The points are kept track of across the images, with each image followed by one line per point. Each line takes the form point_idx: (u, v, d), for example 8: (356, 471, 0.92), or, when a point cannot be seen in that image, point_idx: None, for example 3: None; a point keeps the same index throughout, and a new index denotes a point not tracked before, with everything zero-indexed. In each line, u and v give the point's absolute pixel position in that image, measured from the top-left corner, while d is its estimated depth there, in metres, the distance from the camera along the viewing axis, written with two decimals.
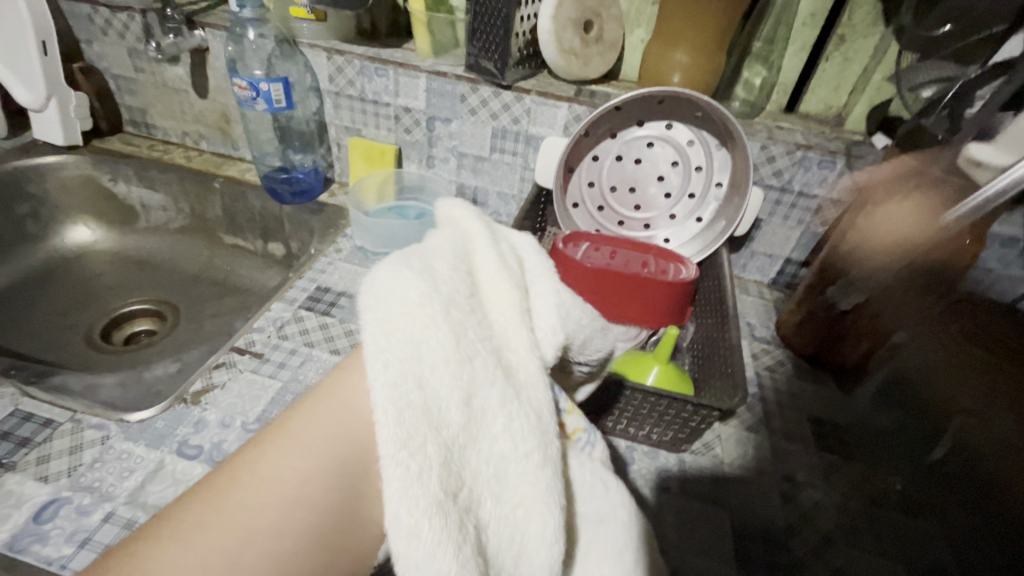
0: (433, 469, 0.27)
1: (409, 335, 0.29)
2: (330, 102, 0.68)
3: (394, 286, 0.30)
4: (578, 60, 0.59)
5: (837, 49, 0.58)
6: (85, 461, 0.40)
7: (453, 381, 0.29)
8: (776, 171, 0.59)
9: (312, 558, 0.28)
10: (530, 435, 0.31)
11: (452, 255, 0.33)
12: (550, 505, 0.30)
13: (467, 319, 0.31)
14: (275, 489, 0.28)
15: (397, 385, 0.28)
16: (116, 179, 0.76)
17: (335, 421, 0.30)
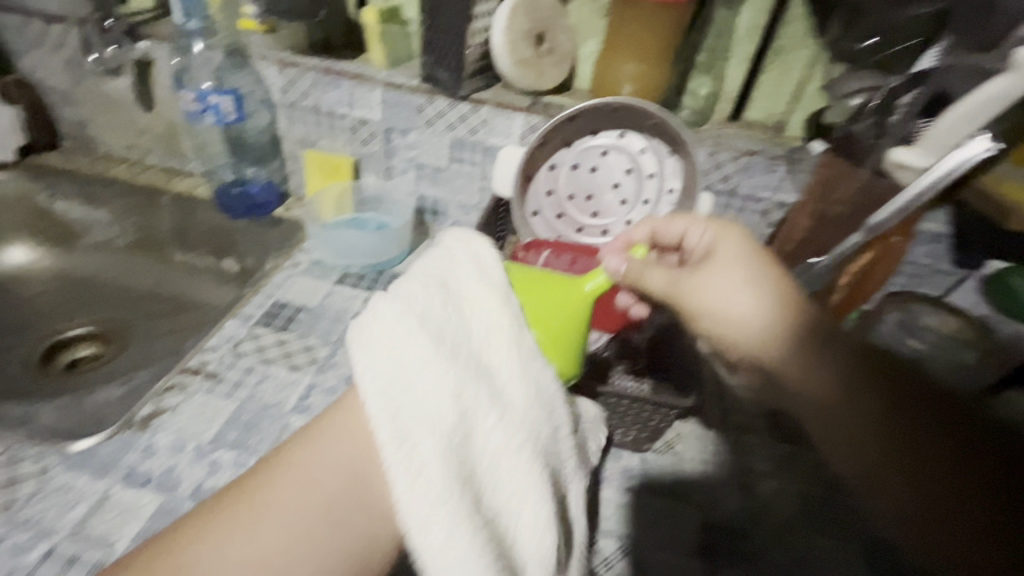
0: (441, 478, 0.30)
1: (396, 360, 0.32)
2: (283, 114, 0.67)
3: (377, 318, 0.33)
4: (532, 72, 0.61)
5: (775, 60, 0.62)
6: (22, 495, 0.37)
7: (445, 384, 0.32)
8: (724, 176, 0.61)
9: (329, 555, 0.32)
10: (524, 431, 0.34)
11: (427, 279, 0.35)
12: (540, 489, 0.34)
13: (446, 340, 0.33)
14: (301, 491, 0.33)
15: (393, 400, 0.31)
16: (54, 197, 0.72)
17: (337, 439, 0.34)
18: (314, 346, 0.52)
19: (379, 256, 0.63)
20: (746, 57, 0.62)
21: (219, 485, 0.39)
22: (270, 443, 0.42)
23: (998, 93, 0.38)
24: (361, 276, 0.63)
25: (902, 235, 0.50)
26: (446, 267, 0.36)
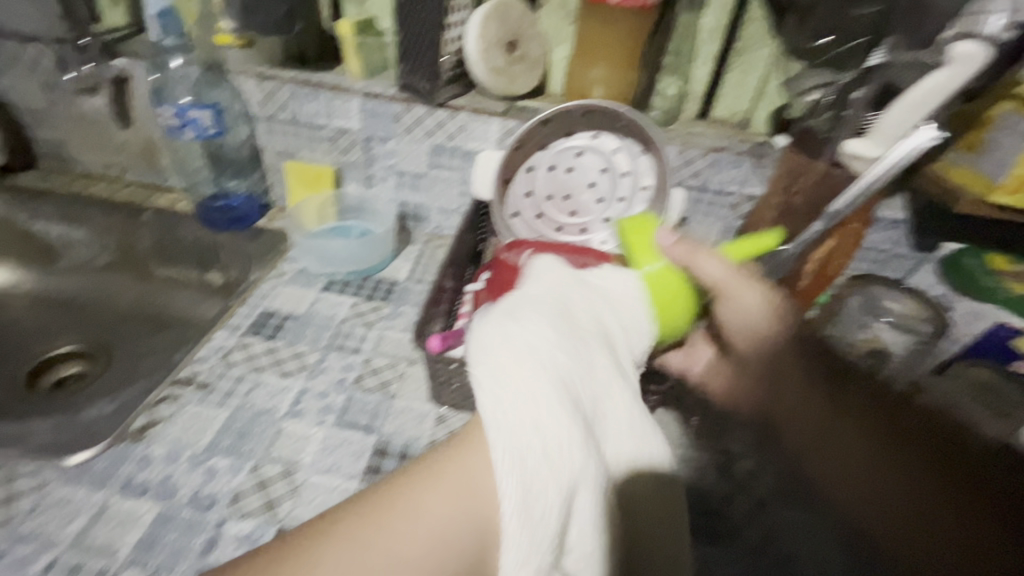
0: (530, 555, 0.29)
1: (523, 412, 0.29)
2: (263, 127, 0.68)
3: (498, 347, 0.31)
4: (505, 78, 0.63)
5: (737, 60, 0.65)
6: (23, 510, 0.38)
7: (551, 414, 0.30)
8: (693, 173, 0.64)
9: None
10: (649, 441, 0.35)
11: (523, 324, 0.33)
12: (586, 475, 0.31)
13: (571, 363, 0.32)
14: (415, 543, 0.29)
15: (502, 464, 0.29)
16: (33, 218, 0.72)
17: (463, 500, 0.30)
18: (304, 352, 0.53)
19: (362, 263, 0.64)
20: (709, 58, 0.66)
21: (217, 491, 0.40)
22: (265, 448, 0.43)
23: (939, 84, 0.42)
24: (347, 283, 0.64)
25: (859, 221, 0.52)
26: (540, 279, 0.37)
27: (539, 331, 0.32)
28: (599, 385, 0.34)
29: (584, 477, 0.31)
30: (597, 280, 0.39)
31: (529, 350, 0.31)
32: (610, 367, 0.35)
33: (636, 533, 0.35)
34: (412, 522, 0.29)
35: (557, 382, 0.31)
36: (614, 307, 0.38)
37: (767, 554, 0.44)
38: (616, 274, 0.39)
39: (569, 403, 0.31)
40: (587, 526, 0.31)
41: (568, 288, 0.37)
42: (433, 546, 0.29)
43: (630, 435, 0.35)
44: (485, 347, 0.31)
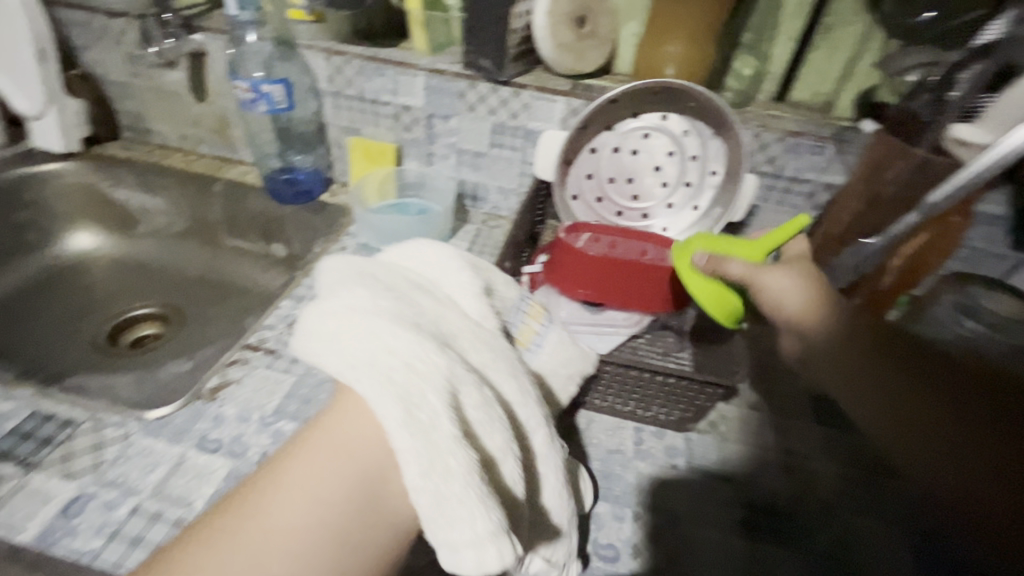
0: (429, 450, 0.29)
1: (371, 346, 0.32)
2: (329, 102, 0.69)
3: (337, 316, 0.33)
4: (573, 55, 0.61)
5: (824, 38, 0.60)
6: (108, 457, 0.40)
7: (413, 340, 0.32)
8: (768, 158, 0.60)
9: (333, 557, 0.29)
10: (505, 350, 0.39)
11: (372, 292, 0.35)
12: (468, 394, 0.33)
13: (400, 305, 0.35)
14: (297, 513, 0.29)
15: (369, 386, 0.30)
16: (116, 185, 0.76)
17: (334, 448, 0.31)
18: None
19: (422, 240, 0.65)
20: (793, 35, 0.61)
21: None
22: None
23: None
24: None
25: (961, 214, 0.48)
26: (425, 261, 0.42)
27: (355, 296, 0.34)
28: (450, 325, 0.37)
29: (455, 376, 0.33)
30: (395, 258, 0.42)
31: (354, 309, 0.33)
32: (438, 303, 0.38)
33: (528, 423, 0.37)
34: (287, 505, 0.30)
35: (396, 318, 0.33)
36: (430, 280, 0.41)
37: (836, 558, 0.43)
38: (396, 246, 0.43)
39: (412, 328, 0.34)
40: (482, 414, 0.33)
41: (364, 266, 0.38)
42: (310, 517, 0.30)
43: (483, 345, 0.38)
44: (309, 332, 0.33)
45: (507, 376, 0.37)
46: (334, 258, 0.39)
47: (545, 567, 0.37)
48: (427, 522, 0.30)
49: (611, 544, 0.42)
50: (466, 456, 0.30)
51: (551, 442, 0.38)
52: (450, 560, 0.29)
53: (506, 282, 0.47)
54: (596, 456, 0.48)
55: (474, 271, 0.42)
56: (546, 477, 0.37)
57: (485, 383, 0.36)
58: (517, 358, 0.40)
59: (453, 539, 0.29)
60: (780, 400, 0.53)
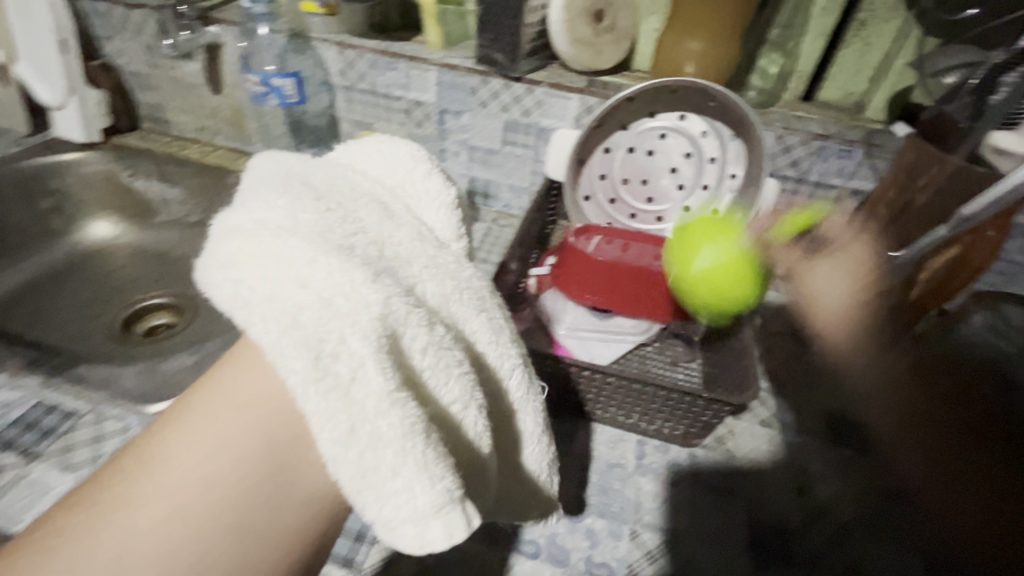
0: (349, 412, 0.23)
1: (277, 273, 0.25)
2: (342, 96, 0.68)
3: (244, 239, 0.26)
4: (590, 50, 0.59)
5: (858, 35, 0.57)
6: (106, 451, 0.40)
7: (334, 268, 0.25)
8: (793, 161, 0.58)
9: (227, 530, 0.24)
10: (476, 284, 0.33)
11: (292, 200, 0.28)
12: (408, 329, 0.26)
13: (329, 218, 0.28)
14: (186, 477, 0.24)
15: (265, 331, 0.23)
16: (134, 175, 0.77)
17: (232, 401, 0.26)
18: None
19: None
20: (824, 31, 0.58)
21: None
22: None
23: None
24: None
25: (997, 227, 0.44)
26: (378, 158, 0.35)
27: (271, 207, 0.28)
28: (399, 243, 0.31)
29: (394, 311, 0.26)
30: (354, 162, 0.35)
31: (266, 227, 0.26)
32: (389, 217, 0.31)
33: (497, 363, 0.32)
34: (158, 490, 0.24)
35: (313, 239, 0.26)
36: (388, 184, 0.35)
37: None
38: (353, 143, 0.36)
39: (338, 251, 0.27)
40: (431, 359, 0.27)
41: (296, 168, 0.31)
42: (190, 503, 0.24)
43: (444, 275, 0.31)
44: (213, 254, 0.26)
45: (473, 312, 0.31)
46: (269, 154, 0.32)
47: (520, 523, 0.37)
48: (355, 498, 0.24)
49: (606, 563, 0.40)
50: (401, 416, 0.24)
51: (526, 386, 0.34)
52: (389, 538, 0.24)
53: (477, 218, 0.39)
54: (597, 468, 0.47)
55: (445, 173, 0.36)
56: (525, 425, 0.34)
57: (442, 323, 0.29)
58: (489, 292, 0.34)
59: (389, 516, 0.23)
60: (796, 416, 0.51)
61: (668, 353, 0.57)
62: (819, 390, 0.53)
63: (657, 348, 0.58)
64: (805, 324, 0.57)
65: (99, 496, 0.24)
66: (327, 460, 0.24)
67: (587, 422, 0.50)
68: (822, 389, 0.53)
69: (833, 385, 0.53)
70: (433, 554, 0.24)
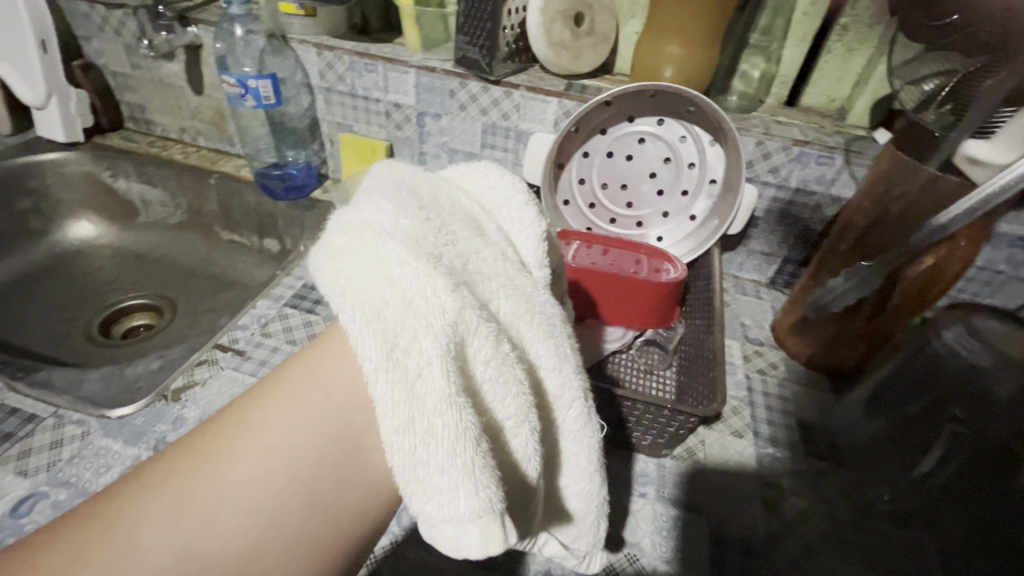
0: (410, 405, 0.23)
1: (369, 268, 0.25)
2: (321, 97, 0.68)
3: (349, 239, 0.26)
4: (568, 53, 0.58)
5: (839, 40, 0.56)
6: (63, 456, 0.40)
7: (424, 271, 0.25)
8: (772, 168, 0.57)
9: (305, 510, 0.25)
10: (549, 310, 0.30)
11: (397, 201, 0.29)
12: (480, 337, 0.25)
13: (426, 227, 0.28)
14: (269, 454, 0.25)
15: (351, 319, 0.24)
16: (115, 175, 0.77)
17: (320, 387, 0.26)
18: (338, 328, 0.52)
19: None
20: (805, 35, 0.57)
21: None
22: None
23: None
24: None
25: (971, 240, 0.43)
26: (478, 177, 0.35)
27: (378, 210, 0.28)
28: (484, 260, 0.30)
29: (466, 321, 0.25)
30: (456, 180, 0.35)
31: (365, 225, 0.27)
32: (478, 235, 0.31)
33: (556, 394, 0.30)
34: (246, 458, 0.25)
35: (408, 243, 0.26)
36: (487, 207, 0.34)
37: None
38: (462, 163, 0.36)
39: (428, 258, 0.26)
40: (493, 372, 0.26)
41: (407, 176, 0.31)
42: (273, 474, 0.25)
43: (519, 296, 0.30)
44: (321, 247, 0.27)
45: (541, 338, 0.29)
46: (386, 162, 0.33)
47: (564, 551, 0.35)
48: (403, 489, 0.24)
49: None
50: (457, 419, 0.23)
51: (585, 419, 0.31)
52: (428, 534, 0.24)
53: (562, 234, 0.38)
54: None
55: (541, 205, 0.34)
56: (574, 457, 0.31)
57: (509, 340, 0.28)
58: (560, 317, 0.31)
59: (430, 513, 0.23)
60: (770, 427, 0.50)
61: (642, 360, 0.56)
62: (795, 401, 0.52)
63: (634, 356, 0.56)
64: (786, 332, 0.57)
65: (200, 446, 0.26)
66: (384, 446, 0.24)
67: None
68: (798, 401, 0.52)
69: (811, 397, 0.53)
70: (466, 559, 0.23)
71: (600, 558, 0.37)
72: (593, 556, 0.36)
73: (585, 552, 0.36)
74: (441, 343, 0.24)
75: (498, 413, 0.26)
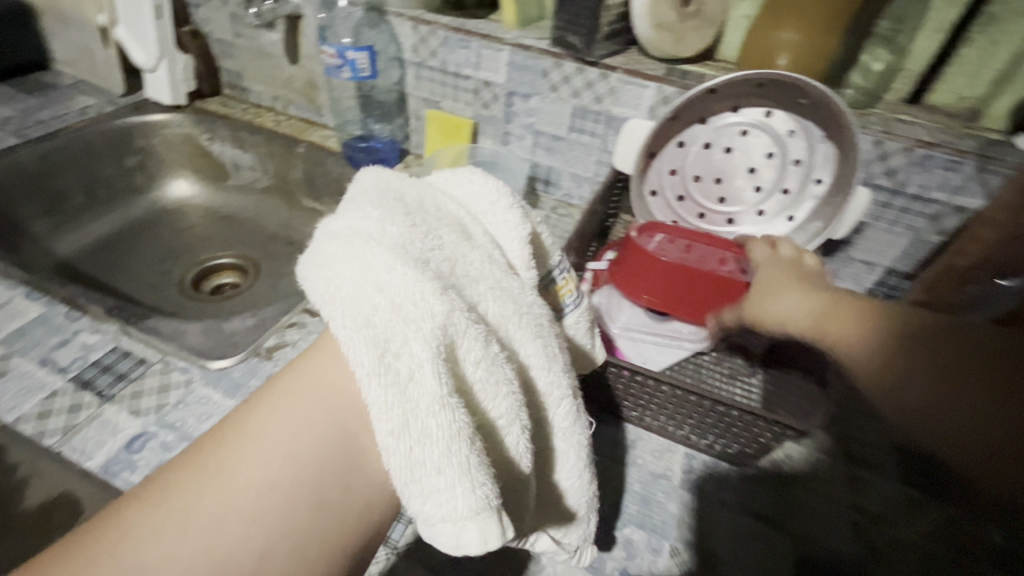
0: (403, 408, 0.24)
1: (358, 275, 0.25)
2: (412, 72, 0.68)
3: (337, 248, 0.26)
4: (671, 36, 0.55)
5: (983, 32, 0.51)
6: (171, 401, 0.42)
7: (412, 278, 0.25)
8: (889, 170, 0.52)
9: (308, 514, 0.27)
10: (537, 310, 0.31)
11: (383, 210, 0.28)
12: (464, 344, 0.25)
13: (412, 233, 0.28)
14: (269, 464, 0.27)
15: (342, 327, 0.24)
16: (212, 138, 0.81)
17: (312, 397, 0.28)
18: None
19: None
20: (944, 25, 0.52)
21: None
22: None
23: None
24: None
25: None
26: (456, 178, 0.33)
27: (364, 217, 0.28)
28: (471, 264, 0.29)
29: (455, 323, 0.25)
30: (441, 187, 0.33)
31: (353, 234, 0.27)
32: (465, 239, 0.30)
33: (546, 391, 0.30)
34: (246, 469, 0.26)
35: (396, 250, 0.26)
36: (472, 211, 0.33)
37: None
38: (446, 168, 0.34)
39: (415, 263, 0.26)
40: (483, 372, 0.26)
41: (394, 183, 0.30)
42: (277, 481, 0.26)
43: (507, 297, 0.30)
44: (311, 256, 0.27)
45: (529, 339, 0.30)
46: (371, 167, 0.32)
47: (554, 547, 0.35)
48: (401, 489, 0.24)
49: None
50: (450, 419, 0.23)
51: (574, 417, 0.32)
52: (427, 533, 0.24)
53: (552, 239, 0.37)
54: (639, 478, 0.45)
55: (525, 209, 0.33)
56: (565, 453, 0.32)
57: (498, 341, 0.28)
58: (548, 318, 0.32)
59: (429, 512, 0.23)
60: (860, 447, 0.47)
61: (726, 363, 0.54)
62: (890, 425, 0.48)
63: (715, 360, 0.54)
64: None
65: (200, 461, 0.27)
66: (381, 449, 0.24)
67: (632, 428, 0.49)
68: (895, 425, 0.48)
69: None
70: (466, 556, 0.24)
71: (592, 551, 0.38)
72: (584, 550, 0.37)
73: (576, 546, 0.36)
74: (427, 348, 0.24)
75: (490, 413, 0.26)
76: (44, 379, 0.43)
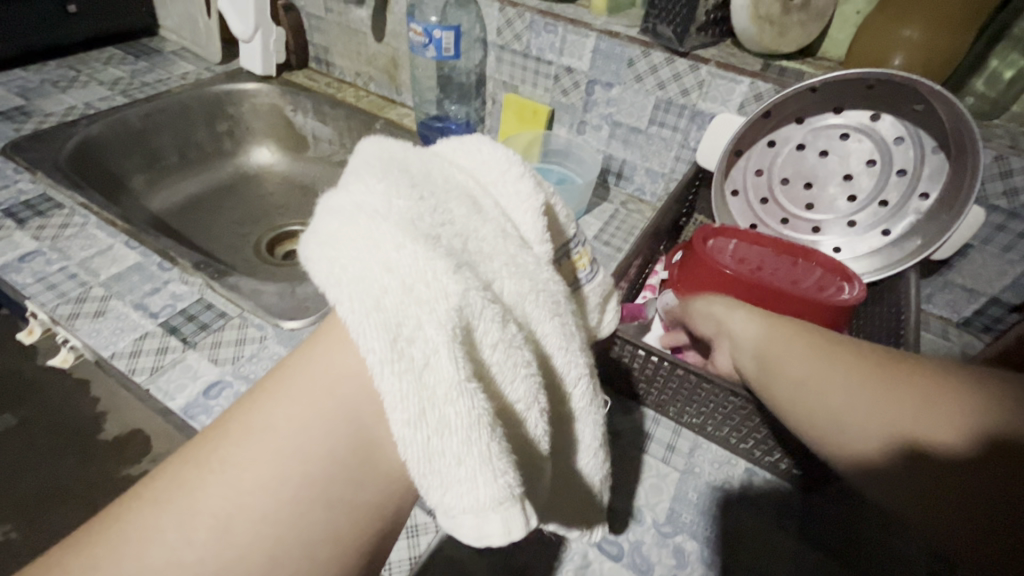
0: (419, 396, 0.22)
1: (364, 255, 0.23)
2: (494, 55, 0.68)
3: (339, 223, 0.24)
4: (773, 29, 0.52)
5: None
6: (246, 354, 0.45)
7: (424, 255, 0.23)
8: (1009, 189, 0.47)
9: (315, 512, 0.24)
10: (553, 287, 0.29)
11: (387, 181, 0.26)
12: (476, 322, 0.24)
13: (421, 206, 0.26)
14: (268, 457, 0.24)
15: (351, 310, 0.23)
16: (296, 110, 0.84)
17: (313, 387, 0.25)
18: None
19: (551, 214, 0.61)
20: None
21: None
22: None
23: None
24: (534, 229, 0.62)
25: None
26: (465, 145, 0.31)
27: (368, 190, 0.25)
28: (481, 239, 0.27)
29: (471, 304, 0.24)
30: (450, 156, 0.31)
31: (356, 210, 0.24)
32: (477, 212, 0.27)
33: (564, 371, 0.29)
34: (250, 461, 0.24)
35: (405, 224, 0.24)
36: (482, 182, 0.30)
37: None
38: (454, 137, 0.31)
39: (425, 240, 0.24)
40: (501, 355, 0.25)
41: (398, 154, 0.28)
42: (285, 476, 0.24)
43: (523, 274, 0.28)
44: (313, 232, 0.25)
45: (546, 318, 0.28)
46: (375, 137, 0.29)
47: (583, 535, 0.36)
48: (418, 479, 0.23)
49: None
50: (469, 407, 0.22)
51: (591, 396, 0.31)
52: (448, 524, 0.23)
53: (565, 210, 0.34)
54: (695, 489, 0.44)
55: (539, 177, 0.30)
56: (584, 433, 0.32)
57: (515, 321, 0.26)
58: (564, 293, 0.30)
59: (449, 504, 0.23)
60: None
61: None
62: None
63: None
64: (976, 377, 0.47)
65: (202, 456, 0.25)
66: (396, 438, 0.23)
67: (692, 435, 0.47)
68: None
69: None
70: (489, 547, 0.23)
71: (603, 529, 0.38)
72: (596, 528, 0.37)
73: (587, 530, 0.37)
74: (440, 332, 0.22)
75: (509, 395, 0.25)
76: (136, 322, 0.46)
